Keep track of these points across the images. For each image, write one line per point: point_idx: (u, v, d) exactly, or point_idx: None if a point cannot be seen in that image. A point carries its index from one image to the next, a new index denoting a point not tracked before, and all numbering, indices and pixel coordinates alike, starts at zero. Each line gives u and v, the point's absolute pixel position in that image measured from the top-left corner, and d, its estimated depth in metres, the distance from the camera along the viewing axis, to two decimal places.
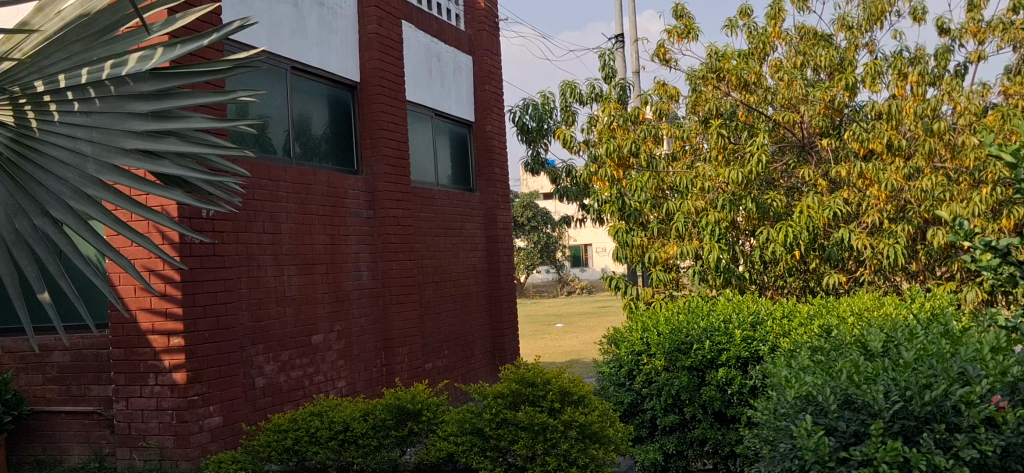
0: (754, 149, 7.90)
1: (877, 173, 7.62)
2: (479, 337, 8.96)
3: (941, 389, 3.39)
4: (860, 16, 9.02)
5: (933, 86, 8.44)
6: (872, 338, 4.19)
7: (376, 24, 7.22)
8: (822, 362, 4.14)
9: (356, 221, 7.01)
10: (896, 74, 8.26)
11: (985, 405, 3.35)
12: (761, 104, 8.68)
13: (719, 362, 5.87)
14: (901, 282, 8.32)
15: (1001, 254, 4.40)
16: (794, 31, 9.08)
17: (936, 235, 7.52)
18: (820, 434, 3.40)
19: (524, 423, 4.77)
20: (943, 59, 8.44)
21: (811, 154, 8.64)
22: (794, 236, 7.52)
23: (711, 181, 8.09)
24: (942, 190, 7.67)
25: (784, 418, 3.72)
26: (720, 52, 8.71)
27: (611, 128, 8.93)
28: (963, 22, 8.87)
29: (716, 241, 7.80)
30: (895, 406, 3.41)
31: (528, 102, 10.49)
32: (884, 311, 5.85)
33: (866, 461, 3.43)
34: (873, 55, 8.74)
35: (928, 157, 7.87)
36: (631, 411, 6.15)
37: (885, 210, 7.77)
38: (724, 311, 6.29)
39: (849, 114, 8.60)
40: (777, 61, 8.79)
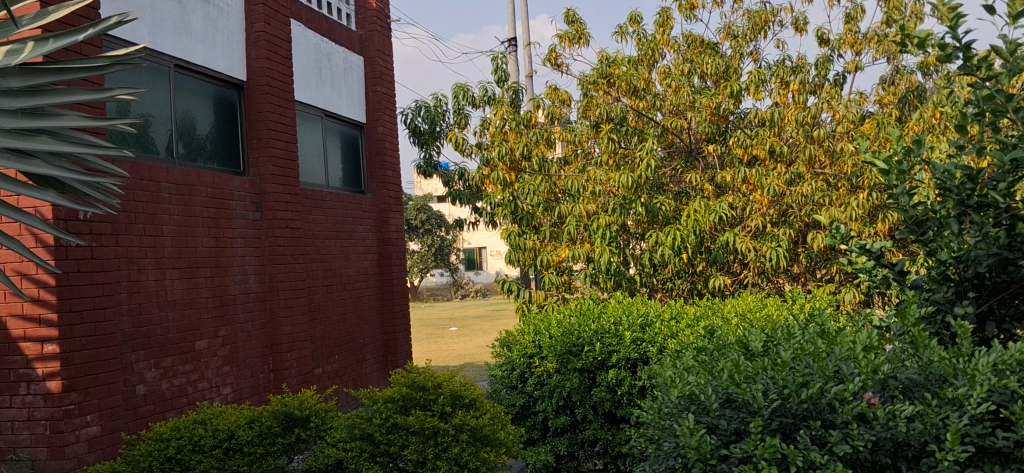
0: (643, 154, 8.04)
1: (760, 178, 7.90)
2: (371, 342, 8.88)
3: (816, 387, 3.49)
4: (745, 26, 9.29)
5: (814, 94, 8.73)
6: (753, 339, 4.30)
7: (264, 23, 7.07)
8: (705, 361, 4.24)
9: (243, 223, 6.85)
10: (779, 82, 8.57)
11: (857, 401, 3.45)
12: (650, 110, 8.86)
13: (609, 364, 5.93)
14: (784, 283, 8.59)
15: (875, 257, 4.56)
16: (681, 39, 9.28)
17: (815, 239, 7.80)
18: (702, 432, 3.46)
19: (414, 427, 4.73)
20: (823, 69, 8.75)
21: (698, 159, 8.86)
22: (682, 239, 7.68)
23: (602, 185, 8.22)
24: (822, 195, 7.94)
25: (668, 417, 3.81)
26: (611, 58, 8.86)
27: (503, 132, 8.97)
28: (841, 33, 9.21)
29: (607, 244, 7.93)
30: (773, 404, 3.49)
31: (420, 105, 10.44)
32: (767, 312, 6.04)
33: (746, 459, 3.51)
34: (757, 63, 9.00)
35: (808, 163, 8.14)
36: (523, 413, 6.18)
37: (767, 214, 8.05)
38: (614, 313, 6.37)
39: (734, 121, 8.84)
40: (665, 67, 8.97)
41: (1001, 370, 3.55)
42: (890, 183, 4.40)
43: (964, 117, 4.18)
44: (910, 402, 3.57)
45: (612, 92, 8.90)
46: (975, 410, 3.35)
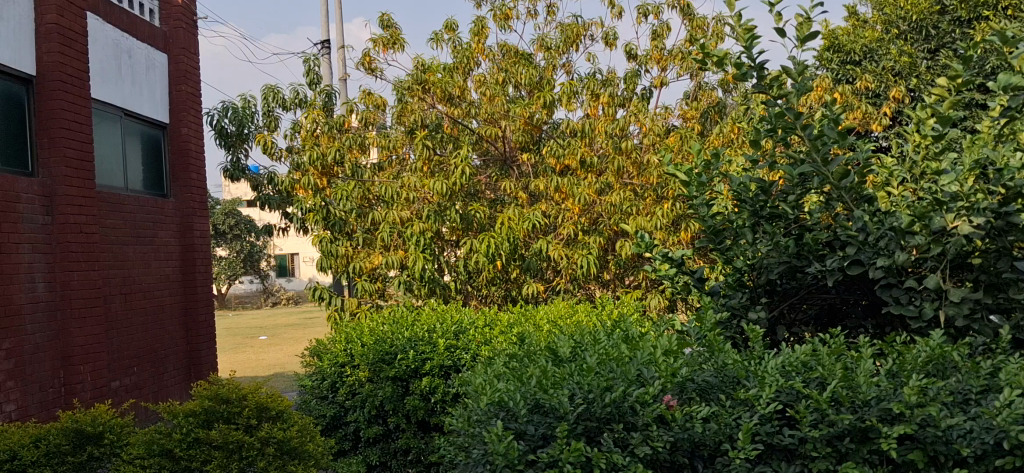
0: (458, 161, 8.07)
1: (571, 187, 8.10)
2: (173, 353, 8.48)
3: (619, 390, 3.59)
4: (558, 39, 9.50)
5: (623, 107, 9.03)
6: (561, 345, 4.39)
7: (56, 14, 6.63)
8: (515, 368, 4.28)
9: (30, 227, 6.38)
10: (590, 94, 8.81)
11: (657, 404, 3.55)
12: (466, 117, 8.91)
13: (422, 372, 5.88)
14: (595, 290, 8.83)
15: (677, 264, 4.76)
16: (496, 48, 9.40)
17: (623, 247, 8.06)
18: (510, 439, 3.47)
19: (217, 441, 4.52)
20: (631, 83, 9.06)
21: (513, 168, 9.03)
22: (496, 247, 7.75)
23: (417, 192, 8.19)
24: (630, 204, 8.22)
25: (478, 424, 3.82)
26: (426, 64, 8.87)
27: (315, 135, 8.79)
28: (648, 50, 9.59)
29: (421, 251, 7.91)
30: (578, 408, 3.57)
31: (229, 106, 10.08)
32: (576, 319, 6.17)
33: (553, 463, 3.55)
34: (569, 75, 9.22)
35: (616, 174, 8.40)
36: (334, 424, 6.15)
37: (578, 222, 8.26)
38: (428, 321, 6.33)
39: (547, 130, 9.03)
40: (480, 76, 9.05)
41: (788, 371, 3.69)
42: (691, 194, 4.60)
43: (758, 132, 4.41)
44: (707, 404, 3.71)
45: (427, 99, 8.91)
46: (764, 411, 3.44)
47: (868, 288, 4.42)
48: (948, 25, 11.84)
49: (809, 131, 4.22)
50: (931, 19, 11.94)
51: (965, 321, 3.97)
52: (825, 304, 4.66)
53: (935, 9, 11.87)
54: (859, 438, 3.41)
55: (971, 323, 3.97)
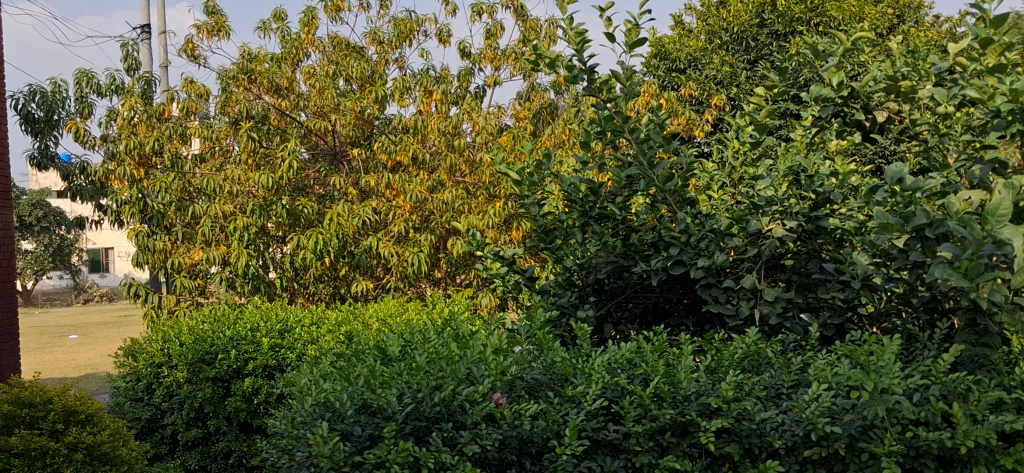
0: (286, 154, 7.85)
1: (402, 184, 8.03)
2: None
3: (448, 389, 3.57)
4: (391, 33, 9.39)
5: (456, 105, 9.01)
6: (390, 343, 4.33)
7: None
8: (341, 367, 4.20)
9: None
10: (423, 91, 8.77)
11: (485, 402, 3.54)
12: (294, 110, 8.68)
13: (245, 372, 5.68)
14: (425, 288, 8.77)
15: (507, 263, 4.79)
16: (327, 40, 9.21)
17: (455, 245, 8.05)
18: (335, 440, 3.39)
19: (18, 448, 4.18)
20: (465, 81, 9.05)
21: (342, 163, 8.90)
22: (324, 242, 7.65)
23: (241, 185, 7.92)
24: (462, 202, 8.20)
25: (302, 426, 3.73)
26: (252, 53, 8.62)
27: (132, 124, 8.31)
28: (482, 48, 9.62)
29: (245, 247, 7.67)
30: (406, 408, 3.52)
31: (36, 90, 9.43)
32: (406, 317, 6.10)
33: (379, 463, 3.48)
34: (402, 71, 9.13)
35: (449, 171, 8.35)
36: (149, 427, 5.90)
37: (410, 219, 8.20)
38: (251, 318, 6.10)
39: (379, 126, 8.93)
40: (310, 67, 8.85)
41: (614, 368, 3.75)
42: (522, 193, 4.65)
43: (588, 134, 4.49)
44: (535, 401, 3.73)
45: (253, 90, 8.64)
46: (590, 407, 3.48)
47: (689, 287, 4.56)
48: (766, 37, 12.29)
49: (636, 134, 4.33)
50: (751, 31, 12.37)
51: (778, 319, 4.15)
52: (649, 303, 4.79)
53: (755, 22, 12.33)
54: (679, 432, 3.49)
55: (783, 320, 4.16)
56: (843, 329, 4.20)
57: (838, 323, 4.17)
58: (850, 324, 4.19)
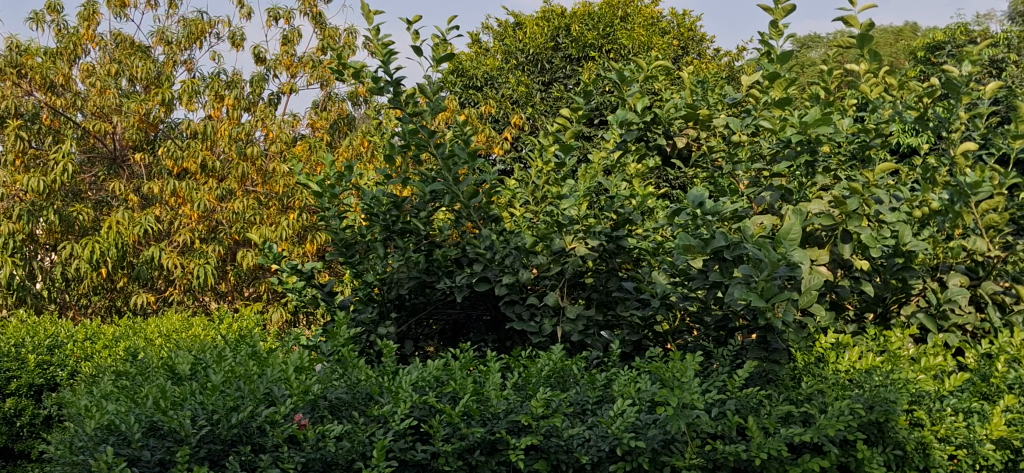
0: (59, 156, 7.29)
1: (189, 192, 7.64)
2: None
3: (246, 410, 3.36)
4: (179, 34, 8.92)
5: (248, 111, 8.66)
6: (179, 362, 4.07)
7: None
8: (124, 387, 3.90)
9: None
10: (213, 95, 8.41)
11: (288, 424, 3.36)
12: (69, 109, 8.08)
13: (8, 392, 5.17)
14: (210, 302, 8.34)
15: (305, 277, 4.62)
16: (109, 37, 8.68)
17: (244, 258, 7.72)
18: (120, 466, 3.12)
19: None
20: (258, 87, 8.72)
21: (122, 168, 8.38)
22: (101, 252, 7.16)
23: (5, 188, 7.39)
24: (253, 212, 7.87)
25: (82, 451, 3.43)
26: (22, 46, 8.04)
27: None
28: (278, 54, 9.37)
29: (9, 255, 7.10)
30: (201, 431, 3.30)
31: None
32: (193, 333, 5.77)
33: None
34: (191, 73, 8.69)
35: (240, 181, 8.01)
36: None
37: (196, 230, 7.82)
38: (16, 334, 5.55)
39: (164, 129, 8.47)
40: (88, 65, 8.27)
41: (421, 386, 3.68)
42: (323, 206, 4.53)
43: (392, 147, 4.40)
44: (339, 422, 3.58)
45: (23, 85, 8.04)
46: (398, 426, 3.36)
47: (492, 304, 4.57)
48: (560, 61, 12.60)
49: (441, 150, 4.29)
50: (546, 54, 12.63)
51: (580, 337, 4.23)
52: (450, 320, 4.77)
53: (549, 45, 12.60)
54: (488, 450, 3.43)
55: (585, 337, 4.24)
56: (640, 346, 4.32)
57: (636, 340, 4.29)
58: (647, 341, 4.32)
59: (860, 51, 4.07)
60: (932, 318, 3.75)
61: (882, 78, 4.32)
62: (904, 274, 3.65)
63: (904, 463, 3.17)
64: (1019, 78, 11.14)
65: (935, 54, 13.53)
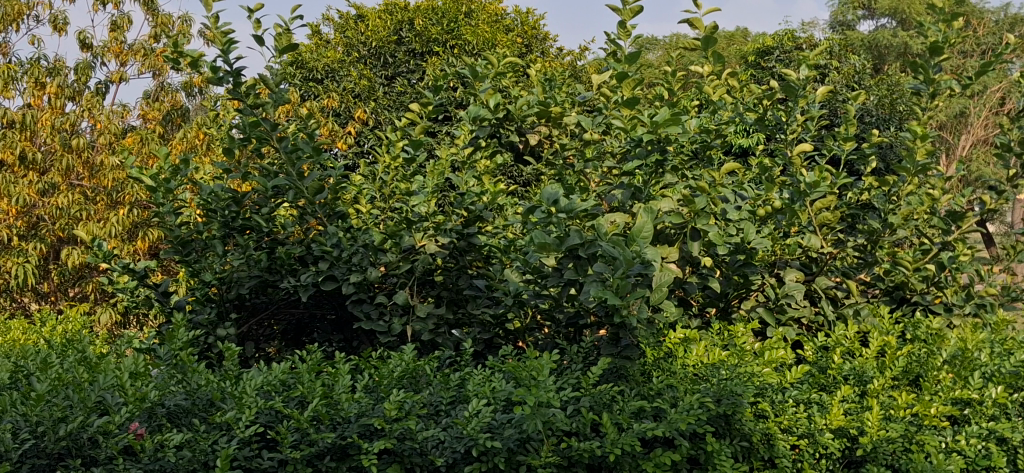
0: None
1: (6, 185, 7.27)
2: None
3: (76, 421, 3.11)
4: None
5: (72, 100, 8.13)
6: None
7: None
8: None
9: None
10: (32, 82, 7.85)
11: (122, 434, 3.13)
12: None
13: None
14: (30, 303, 7.80)
15: (138, 277, 4.33)
16: None
17: (68, 256, 7.26)
18: None
19: None
20: (83, 75, 8.19)
21: None
22: None
23: None
24: (79, 208, 7.40)
25: None
26: None
27: None
28: (105, 40, 8.86)
29: None
30: (24, 445, 3.03)
31: None
32: (13, 337, 5.36)
33: None
34: (7, 58, 8.09)
35: (64, 174, 7.53)
36: None
37: (14, 226, 7.33)
38: None
39: None
40: None
41: (266, 391, 3.51)
42: (156, 201, 4.24)
43: (232, 140, 4.18)
44: (178, 430, 3.36)
45: None
46: (243, 434, 3.16)
47: (340, 303, 4.42)
48: (403, 55, 12.40)
49: (285, 143, 4.10)
50: (389, 48, 12.43)
51: (430, 336, 4.15)
52: (293, 320, 4.59)
53: (392, 39, 12.40)
54: (338, 455, 3.28)
55: (435, 336, 4.17)
56: (491, 344, 4.29)
57: (487, 338, 4.25)
58: (498, 339, 4.29)
59: (704, 53, 4.16)
60: (770, 312, 3.89)
61: (724, 80, 4.43)
62: (745, 270, 3.72)
63: (750, 454, 3.25)
64: (839, 83, 11.86)
65: (764, 58, 14.22)
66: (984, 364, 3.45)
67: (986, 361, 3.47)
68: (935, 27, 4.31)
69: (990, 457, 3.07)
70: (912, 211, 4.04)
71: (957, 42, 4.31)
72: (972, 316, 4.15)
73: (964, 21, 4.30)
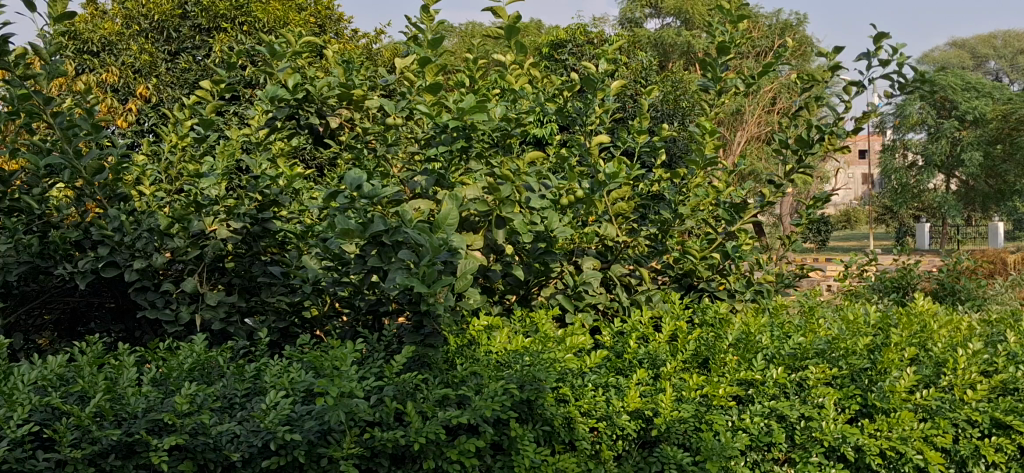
0: None
1: None
2: None
3: None
4: None
5: None
6: None
7: None
8: None
9: None
10: None
11: None
12: None
13: None
14: None
15: None
16: None
17: None
18: None
19: None
20: None
21: None
22: None
23: None
24: None
25: None
26: None
27: None
28: None
29: None
30: None
31: None
32: None
33: None
34: None
35: None
36: None
37: None
38: None
39: None
40: None
41: (41, 387, 3.21)
42: None
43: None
44: None
45: None
46: (15, 434, 2.86)
47: (121, 290, 4.12)
48: (189, 30, 11.80)
49: (60, 119, 3.74)
50: (172, 22, 11.76)
51: (221, 325, 3.95)
52: (67, 308, 4.24)
53: (177, 12, 11.77)
54: (124, 453, 3.04)
55: (227, 326, 3.97)
56: (288, 333, 4.13)
57: (283, 327, 4.08)
58: (294, 327, 4.13)
59: (507, 42, 4.17)
60: (568, 299, 3.95)
61: (525, 70, 4.47)
62: (545, 258, 3.78)
63: (552, 439, 3.30)
64: (628, 78, 12.36)
65: (557, 51, 14.63)
66: (765, 346, 3.71)
67: (766, 344, 3.73)
68: (722, 28, 4.54)
69: (771, 433, 3.27)
70: (699, 202, 4.27)
71: (741, 44, 4.56)
72: (751, 301, 4.43)
73: (747, 23, 4.55)
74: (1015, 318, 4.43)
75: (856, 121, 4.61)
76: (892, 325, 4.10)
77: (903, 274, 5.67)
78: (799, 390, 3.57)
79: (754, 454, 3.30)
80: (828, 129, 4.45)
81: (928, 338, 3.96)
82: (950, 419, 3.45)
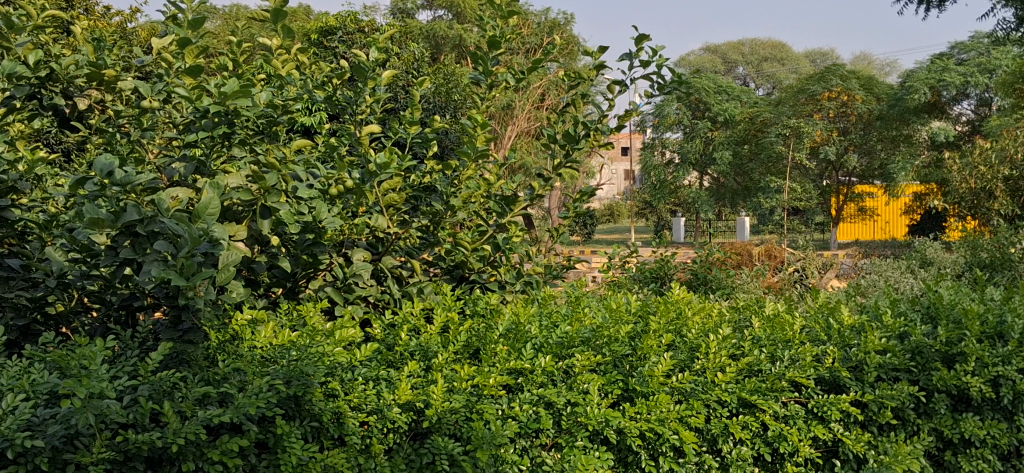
0: None
1: None
2: None
3: None
4: None
5: None
6: None
7: None
8: None
9: None
10: None
11: None
12: None
13: None
14: None
15: None
16: None
17: None
18: None
19: None
20: None
21: None
22: None
23: None
24: None
25: None
26: None
27: None
28: None
29: None
30: None
31: None
32: None
33: None
34: None
35: None
36: None
37: None
38: None
39: None
40: None
41: None
42: None
43: None
44: None
45: None
46: None
47: None
48: None
49: None
50: None
51: None
52: None
53: None
54: None
55: None
56: (29, 331, 3.78)
57: (23, 325, 3.73)
58: (37, 325, 3.79)
59: (274, 26, 4.01)
60: (338, 292, 3.87)
61: (292, 56, 4.32)
62: (314, 249, 3.67)
63: (320, 434, 3.20)
64: (399, 67, 12.37)
65: (327, 38, 14.42)
66: (534, 336, 3.80)
67: (535, 333, 3.82)
68: (492, 22, 4.59)
69: (539, 420, 3.35)
70: (470, 195, 4.29)
71: (511, 39, 4.63)
72: (521, 292, 4.52)
73: (517, 19, 4.63)
74: (759, 304, 4.78)
75: (619, 119, 4.80)
76: (651, 313, 4.31)
77: (661, 266, 6.00)
78: (565, 377, 3.68)
79: (523, 440, 3.36)
80: (593, 126, 4.60)
81: (683, 325, 4.18)
82: (702, 400, 3.65)
